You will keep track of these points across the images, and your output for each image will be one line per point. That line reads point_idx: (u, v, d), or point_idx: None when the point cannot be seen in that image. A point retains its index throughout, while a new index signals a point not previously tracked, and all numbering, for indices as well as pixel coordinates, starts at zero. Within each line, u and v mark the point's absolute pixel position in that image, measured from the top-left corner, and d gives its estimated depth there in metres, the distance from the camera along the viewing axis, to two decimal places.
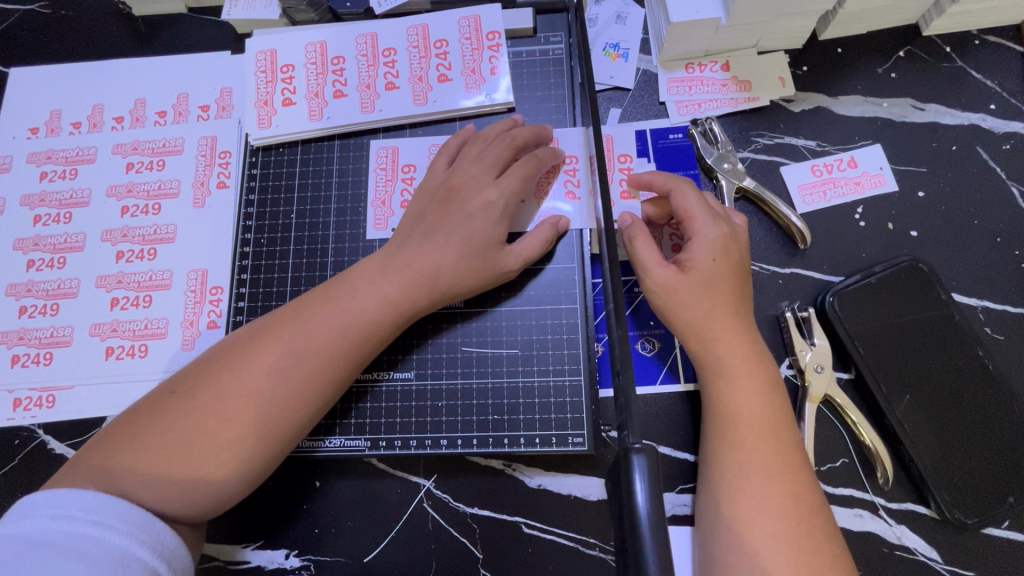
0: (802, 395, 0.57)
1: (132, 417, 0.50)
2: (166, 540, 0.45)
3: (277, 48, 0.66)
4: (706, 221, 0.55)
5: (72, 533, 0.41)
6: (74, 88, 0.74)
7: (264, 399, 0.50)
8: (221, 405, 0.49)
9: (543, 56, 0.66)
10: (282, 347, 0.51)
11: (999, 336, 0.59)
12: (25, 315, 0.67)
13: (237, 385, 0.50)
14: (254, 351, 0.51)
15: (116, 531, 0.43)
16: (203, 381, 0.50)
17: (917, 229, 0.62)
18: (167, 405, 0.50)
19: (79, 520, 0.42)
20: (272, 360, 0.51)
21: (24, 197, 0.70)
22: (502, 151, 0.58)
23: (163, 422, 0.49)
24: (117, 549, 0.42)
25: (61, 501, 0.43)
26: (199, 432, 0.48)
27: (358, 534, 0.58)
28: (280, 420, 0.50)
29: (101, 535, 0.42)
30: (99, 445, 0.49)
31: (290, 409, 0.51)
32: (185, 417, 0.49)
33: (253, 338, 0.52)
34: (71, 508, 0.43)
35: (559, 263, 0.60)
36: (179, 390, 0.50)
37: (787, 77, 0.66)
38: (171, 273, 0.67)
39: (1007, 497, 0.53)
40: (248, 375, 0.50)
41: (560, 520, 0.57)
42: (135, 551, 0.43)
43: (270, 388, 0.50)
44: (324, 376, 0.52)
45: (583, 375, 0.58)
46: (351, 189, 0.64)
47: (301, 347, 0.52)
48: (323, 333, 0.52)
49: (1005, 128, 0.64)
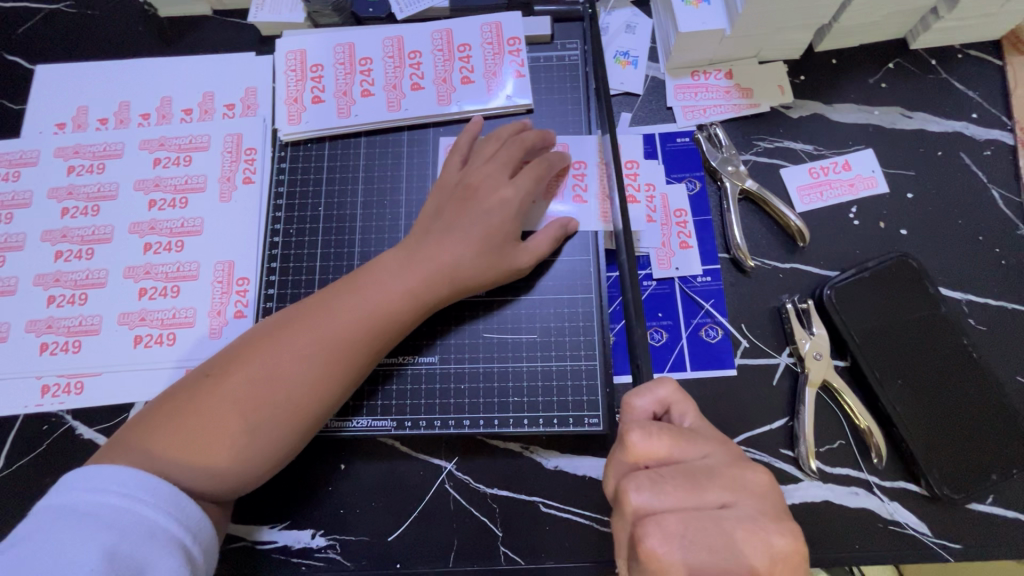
0: (803, 381, 0.61)
1: (168, 398, 0.53)
2: (191, 513, 0.48)
3: (306, 49, 0.69)
4: None
5: (106, 505, 0.45)
6: (101, 86, 0.76)
7: (294, 383, 0.53)
8: (253, 390, 0.52)
9: (559, 61, 0.69)
10: (311, 336, 0.54)
11: (982, 327, 0.63)
12: (54, 304, 0.69)
13: (268, 370, 0.53)
14: (284, 338, 0.54)
15: (144, 504, 0.46)
16: (235, 366, 0.53)
17: (906, 227, 0.66)
18: (203, 386, 0.53)
19: (112, 492, 0.46)
20: (301, 347, 0.54)
21: (52, 189, 0.72)
22: (513, 152, 0.61)
23: (200, 403, 0.52)
24: (144, 520, 0.45)
25: (97, 475, 0.46)
26: (238, 413, 0.52)
27: (383, 514, 0.61)
28: (308, 404, 0.53)
29: (131, 507, 0.45)
30: (135, 426, 0.52)
31: (320, 395, 0.54)
32: (221, 400, 0.52)
33: (280, 327, 0.55)
34: (106, 480, 0.46)
35: (575, 256, 0.64)
36: (213, 374, 0.53)
37: (786, 85, 0.71)
38: (199, 264, 0.69)
39: (990, 474, 0.58)
40: (278, 361, 0.53)
41: (576, 499, 0.60)
42: (162, 523, 0.46)
43: (301, 373, 0.53)
44: (348, 362, 0.55)
45: (598, 359, 0.61)
46: (376, 183, 0.67)
47: (325, 334, 0.54)
48: (345, 322, 0.55)
49: (986, 135, 0.69)
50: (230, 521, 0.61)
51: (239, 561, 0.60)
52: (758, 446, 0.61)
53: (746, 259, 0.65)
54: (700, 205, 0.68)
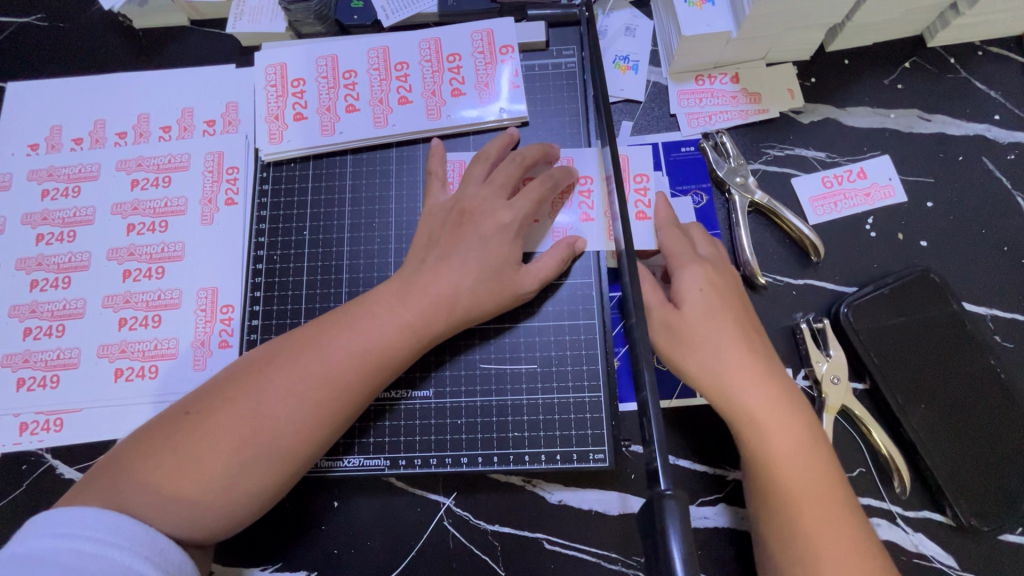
0: (820, 406, 0.58)
1: (145, 436, 0.50)
2: (172, 556, 0.45)
3: (286, 62, 0.65)
4: (682, 260, 0.56)
5: (75, 551, 0.41)
6: (75, 103, 0.73)
7: (282, 425, 0.49)
8: (238, 430, 0.49)
9: (555, 69, 0.65)
10: (301, 373, 0.51)
11: (1009, 344, 0.60)
12: (30, 337, 0.65)
13: (254, 409, 0.49)
14: (273, 373, 0.51)
15: (118, 548, 0.42)
16: (219, 404, 0.50)
17: (926, 239, 0.63)
18: (182, 425, 0.49)
19: (82, 537, 0.42)
20: (290, 386, 0.50)
21: (26, 215, 0.69)
22: (513, 172, 0.58)
23: (178, 445, 0.48)
24: (120, 567, 0.42)
25: (67, 520, 0.43)
26: (221, 455, 0.48)
27: (379, 553, 0.58)
28: (299, 446, 0.50)
29: (104, 552, 0.42)
30: (109, 466, 0.48)
31: (311, 436, 0.50)
32: (201, 443, 0.48)
33: (268, 361, 0.52)
34: (76, 525, 0.43)
35: (574, 279, 0.60)
36: (195, 411, 0.50)
37: (796, 89, 0.67)
38: (180, 291, 0.66)
39: (1021, 504, 0.54)
40: (266, 400, 0.50)
41: (582, 536, 0.57)
42: (139, 567, 0.42)
43: (290, 414, 0.50)
44: (343, 401, 0.51)
45: (602, 390, 0.58)
46: (365, 205, 0.64)
47: (319, 373, 0.51)
48: (340, 360, 0.52)
49: (1009, 138, 0.65)
50: (218, 564, 0.58)
51: None
52: None
53: (757, 276, 0.61)
54: (707, 219, 0.64)
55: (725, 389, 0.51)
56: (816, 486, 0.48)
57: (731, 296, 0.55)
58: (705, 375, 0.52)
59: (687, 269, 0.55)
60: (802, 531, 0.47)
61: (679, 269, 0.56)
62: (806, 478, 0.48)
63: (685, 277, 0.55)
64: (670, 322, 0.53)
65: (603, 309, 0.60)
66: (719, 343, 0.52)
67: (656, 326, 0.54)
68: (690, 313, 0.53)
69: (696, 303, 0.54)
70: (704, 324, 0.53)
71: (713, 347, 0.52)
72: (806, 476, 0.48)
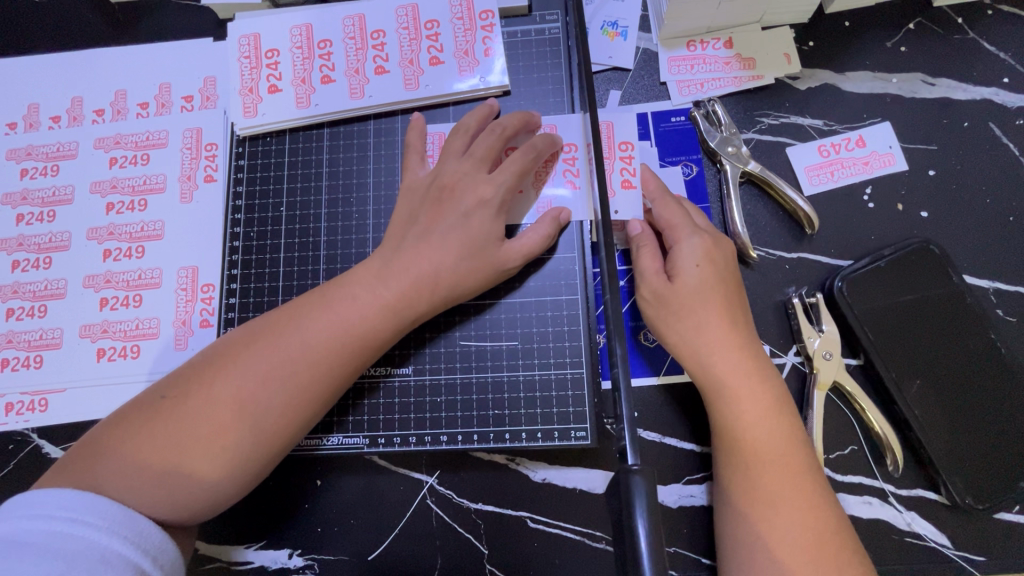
0: (811, 382, 0.56)
1: (123, 418, 0.49)
2: (151, 537, 0.44)
3: (261, 32, 0.63)
4: (683, 230, 0.55)
5: (51, 532, 0.41)
6: (52, 80, 0.71)
7: (261, 408, 0.49)
8: (220, 416, 0.48)
9: (539, 35, 0.63)
10: (278, 354, 0.50)
11: (1011, 318, 0.57)
12: (13, 317, 0.65)
13: (231, 391, 0.49)
14: (251, 355, 0.50)
15: (95, 529, 0.42)
16: (196, 388, 0.49)
17: (927, 209, 0.60)
18: (157, 410, 0.48)
19: (58, 518, 0.42)
20: (267, 368, 0.49)
21: (6, 195, 0.68)
22: (493, 141, 0.56)
23: (156, 430, 0.47)
24: (96, 546, 0.41)
25: (40, 500, 0.42)
26: (198, 439, 0.47)
27: (362, 531, 0.58)
28: (279, 428, 0.49)
29: (81, 533, 0.41)
30: (86, 450, 0.48)
31: (292, 419, 0.50)
32: (180, 427, 0.47)
33: (246, 343, 0.51)
34: (52, 507, 0.42)
35: (559, 254, 0.59)
36: (170, 396, 0.49)
37: (792, 53, 0.64)
38: (160, 271, 0.65)
39: (1019, 482, 0.53)
40: (243, 382, 0.49)
41: (565, 514, 0.56)
42: (117, 548, 0.42)
43: (268, 396, 0.49)
44: (323, 382, 0.50)
45: (584, 367, 0.56)
46: (343, 179, 0.62)
47: (298, 353, 0.50)
48: (318, 341, 0.50)
49: (1018, 102, 0.62)
50: (204, 542, 0.58)
51: None
52: None
53: (748, 249, 0.59)
54: (697, 191, 0.62)
55: (706, 367, 0.51)
56: (784, 465, 0.48)
57: (728, 276, 0.54)
58: (684, 345, 0.52)
59: (686, 242, 0.54)
60: (757, 515, 0.47)
61: (676, 242, 0.54)
62: (774, 452, 0.49)
63: (681, 251, 0.53)
64: (660, 293, 0.53)
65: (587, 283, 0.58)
66: (701, 317, 0.51)
67: (646, 297, 0.54)
68: (683, 285, 0.52)
69: (692, 276, 0.52)
70: (692, 294, 0.52)
71: (697, 323, 0.51)
72: (772, 466, 0.48)
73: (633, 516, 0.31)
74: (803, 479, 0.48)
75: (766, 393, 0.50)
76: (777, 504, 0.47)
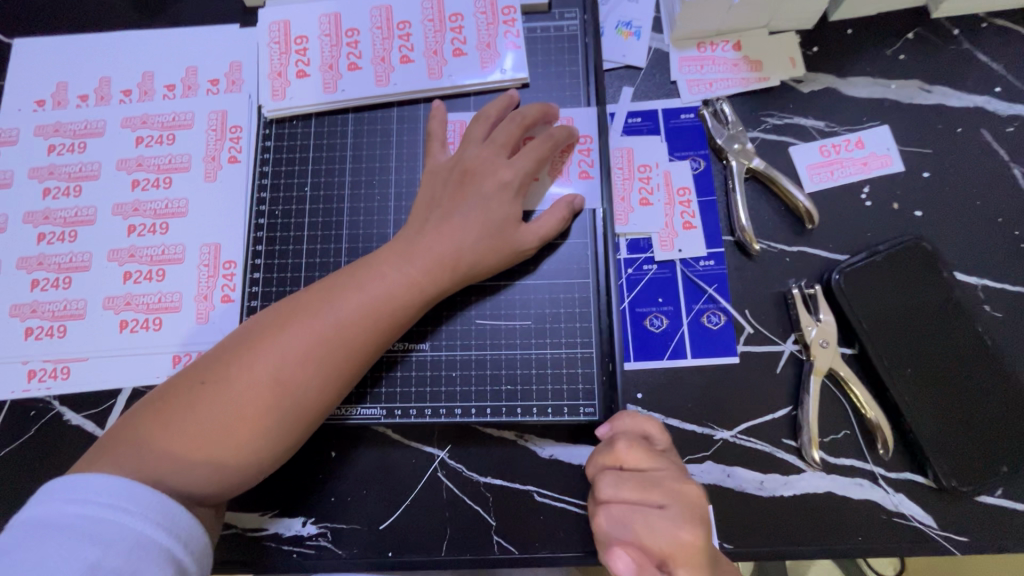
0: (808, 369, 0.59)
1: (161, 400, 0.51)
2: (182, 521, 0.45)
3: (290, 20, 0.66)
4: None
5: (88, 516, 0.42)
6: (82, 60, 0.73)
7: (299, 388, 0.51)
8: (255, 392, 0.50)
9: (557, 32, 0.66)
10: (312, 336, 0.52)
11: (998, 313, 0.60)
12: (38, 288, 0.67)
13: (269, 374, 0.50)
14: (284, 336, 0.52)
15: (129, 513, 0.43)
16: (234, 371, 0.51)
17: (921, 209, 0.63)
18: (198, 393, 0.50)
19: (94, 503, 0.43)
20: (303, 350, 0.51)
21: (33, 169, 0.70)
22: (513, 131, 0.58)
23: (198, 411, 0.49)
24: (130, 532, 0.43)
25: (78, 485, 0.44)
26: (240, 419, 0.49)
27: (375, 502, 0.60)
28: (308, 402, 0.51)
29: (115, 518, 0.43)
30: (127, 431, 0.50)
31: (320, 394, 0.52)
32: (221, 406, 0.50)
33: (279, 325, 0.53)
34: (89, 490, 0.44)
35: (572, 239, 0.61)
36: (209, 379, 0.51)
37: (798, 57, 0.67)
38: (184, 247, 0.67)
39: (1001, 466, 0.56)
40: (280, 364, 0.51)
41: (571, 489, 0.59)
42: (149, 534, 0.43)
43: (305, 377, 0.51)
44: (348, 357, 0.52)
45: (594, 348, 0.59)
46: (365, 162, 0.64)
47: (332, 334, 0.52)
48: (352, 323, 0.53)
49: (1009, 110, 0.65)
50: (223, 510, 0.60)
51: (231, 548, 0.60)
52: (760, 436, 0.59)
53: (751, 242, 0.62)
54: (704, 185, 0.65)
55: None
56: None
57: None
58: None
59: None
60: None
61: None
62: None
63: None
64: None
65: (597, 269, 0.61)
66: None
67: None
68: None
69: None
70: None
71: None
72: None
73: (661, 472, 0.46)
74: None
75: None
76: None
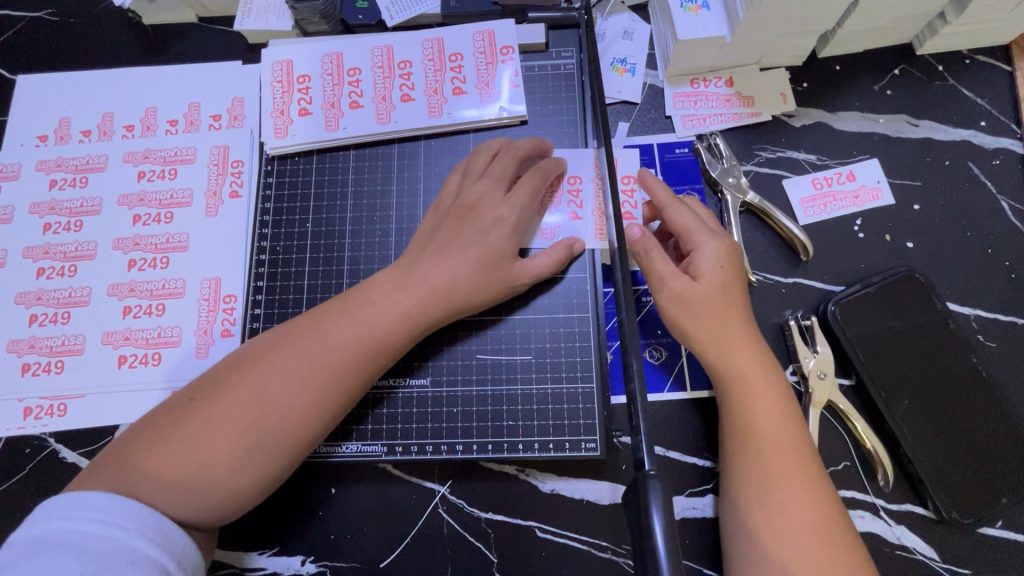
0: (807, 400, 0.59)
1: (151, 422, 0.50)
2: (176, 539, 0.45)
3: (293, 59, 0.67)
4: (705, 234, 0.57)
5: (82, 533, 0.42)
6: (86, 97, 0.74)
7: (284, 409, 0.50)
8: (241, 413, 0.49)
9: (554, 70, 0.67)
10: (300, 359, 0.51)
11: (991, 343, 0.61)
12: (36, 323, 0.67)
13: (257, 396, 0.50)
14: (274, 360, 0.52)
15: (123, 530, 0.43)
16: (224, 391, 0.50)
17: (913, 240, 0.64)
18: (188, 411, 0.50)
19: (89, 520, 0.43)
20: (289, 370, 0.51)
21: (34, 204, 0.70)
22: (508, 166, 0.59)
23: (185, 431, 0.49)
24: (125, 548, 0.42)
25: (73, 504, 0.44)
26: (225, 438, 0.48)
27: (375, 539, 0.59)
28: (295, 431, 0.50)
29: (110, 534, 0.42)
30: (115, 452, 0.49)
31: (305, 418, 0.51)
32: (207, 427, 0.49)
33: (271, 347, 0.53)
34: (83, 508, 0.43)
35: (571, 274, 0.62)
36: (199, 398, 0.50)
37: (788, 93, 0.69)
38: (185, 281, 0.67)
39: (1000, 498, 0.56)
40: (266, 386, 0.50)
41: (573, 524, 0.58)
42: (144, 549, 0.43)
43: (292, 398, 0.50)
44: (336, 382, 0.52)
45: (595, 382, 0.59)
46: (366, 199, 0.65)
47: (321, 357, 0.52)
48: (341, 349, 0.52)
49: (995, 144, 0.67)
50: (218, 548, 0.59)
51: None
52: None
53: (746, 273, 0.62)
54: None
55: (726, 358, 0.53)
56: (787, 453, 0.51)
57: (737, 285, 0.56)
58: (707, 341, 0.54)
59: (708, 244, 0.56)
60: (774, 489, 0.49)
61: (698, 245, 0.56)
62: (783, 441, 0.51)
63: (702, 252, 0.56)
64: (683, 294, 0.55)
65: (597, 303, 0.61)
66: (725, 319, 0.54)
67: (668, 298, 0.55)
68: (705, 287, 0.54)
69: (710, 279, 0.55)
70: (714, 297, 0.54)
71: (719, 321, 0.54)
72: (786, 455, 0.50)
73: (649, 514, 0.36)
74: (801, 467, 0.50)
75: (774, 388, 0.53)
76: (788, 484, 0.49)
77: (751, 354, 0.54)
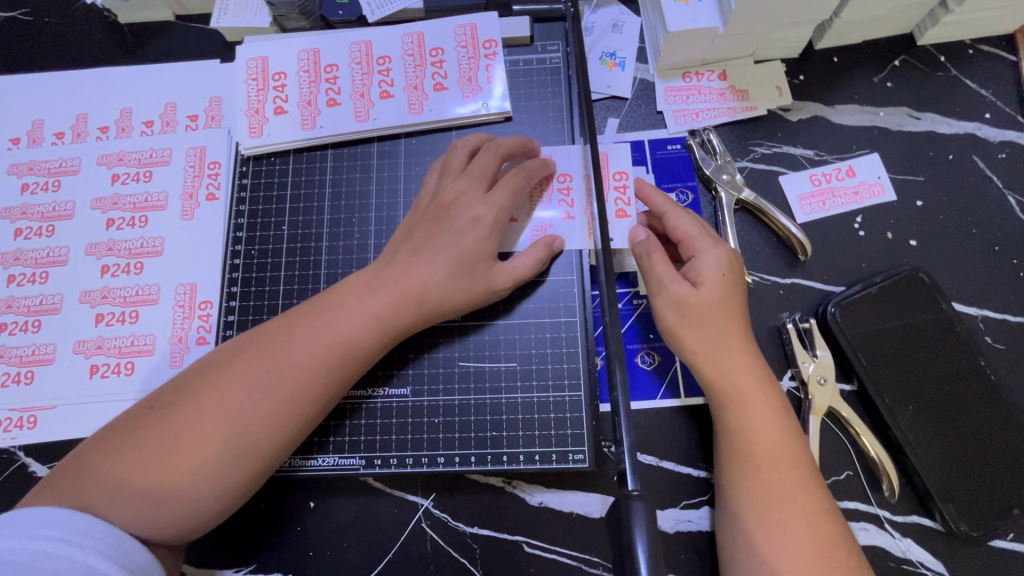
0: (807, 407, 0.57)
1: (107, 434, 0.48)
2: (137, 557, 0.43)
3: (268, 55, 0.65)
4: (708, 241, 0.55)
5: (33, 552, 0.39)
6: (59, 98, 0.72)
7: (248, 417, 0.48)
8: (202, 423, 0.47)
9: (540, 65, 0.65)
10: (267, 365, 0.49)
11: (1000, 345, 0.58)
12: (6, 332, 0.64)
13: (220, 404, 0.47)
14: (240, 366, 0.49)
15: (80, 548, 0.41)
16: (184, 398, 0.48)
17: (916, 238, 0.62)
18: (147, 420, 0.47)
19: (42, 537, 0.40)
20: (253, 377, 0.49)
21: (5, 209, 0.68)
22: (489, 163, 0.56)
23: (141, 441, 0.46)
24: (82, 567, 0.40)
25: (24, 520, 0.41)
26: (185, 449, 0.46)
27: (356, 555, 0.57)
28: (262, 439, 0.48)
29: (65, 552, 0.40)
30: (71, 464, 0.47)
31: (272, 426, 0.48)
32: (166, 436, 0.46)
33: (237, 353, 0.50)
34: (35, 526, 0.40)
35: (557, 276, 0.59)
36: (158, 407, 0.48)
37: (784, 86, 0.66)
38: (159, 287, 0.65)
39: (1012, 509, 0.53)
40: (229, 393, 0.48)
41: (562, 539, 0.56)
42: (102, 568, 0.40)
43: (257, 406, 0.48)
44: (306, 389, 0.49)
45: (583, 390, 0.57)
46: (344, 200, 0.63)
47: (289, 362, 0.49)
48: (310, 354, 0.50)
49: (1000, 137, 0.64)
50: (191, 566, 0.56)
51: None
52: None
53: None
54: None
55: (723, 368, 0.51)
56: (783, 467, 0.48)
57: (738, 294, 0.54)
58: (704, 352, 0.52)
59: (710, 251, 0.54)
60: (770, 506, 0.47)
61: (697, 252, 0.54)
62: (778, 456, 0.49)
63: (703, 259, 0.54)
64: (682, 301, 0.52)
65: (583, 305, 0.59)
66: (723, 326, 0.52)
67: (665, 304, 0.53)
68: (705, 295, 0.52)
69: (711, 286, 0.53)
70: (713, 305, 0.52)
71: (715, 329, 0.52)
72: (782, 472, 0.48)
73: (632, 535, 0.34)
74: (797, 482, 0.48)
75: (772, 400, 0.51)
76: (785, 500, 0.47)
77: (746, 363, 0.52)
